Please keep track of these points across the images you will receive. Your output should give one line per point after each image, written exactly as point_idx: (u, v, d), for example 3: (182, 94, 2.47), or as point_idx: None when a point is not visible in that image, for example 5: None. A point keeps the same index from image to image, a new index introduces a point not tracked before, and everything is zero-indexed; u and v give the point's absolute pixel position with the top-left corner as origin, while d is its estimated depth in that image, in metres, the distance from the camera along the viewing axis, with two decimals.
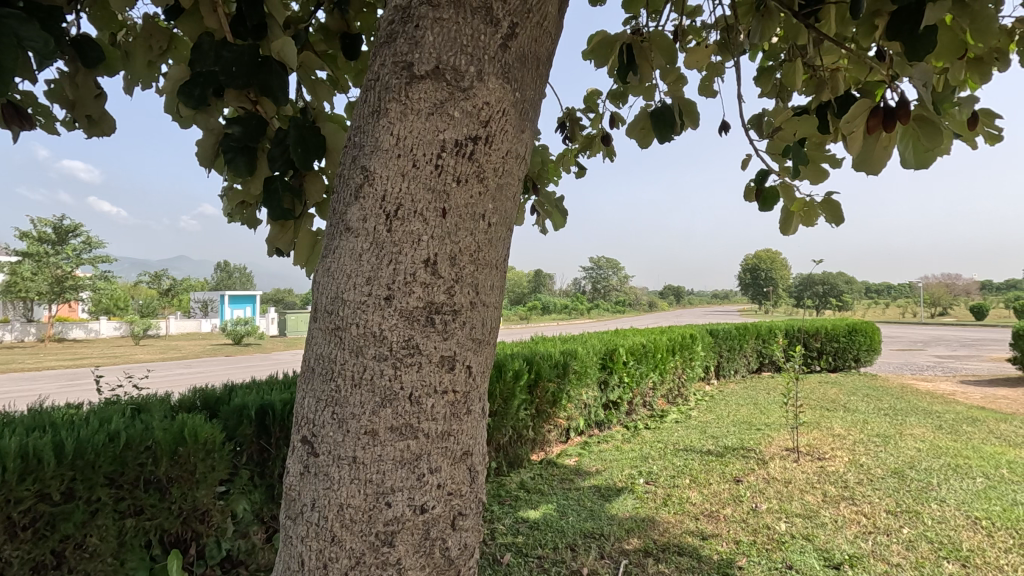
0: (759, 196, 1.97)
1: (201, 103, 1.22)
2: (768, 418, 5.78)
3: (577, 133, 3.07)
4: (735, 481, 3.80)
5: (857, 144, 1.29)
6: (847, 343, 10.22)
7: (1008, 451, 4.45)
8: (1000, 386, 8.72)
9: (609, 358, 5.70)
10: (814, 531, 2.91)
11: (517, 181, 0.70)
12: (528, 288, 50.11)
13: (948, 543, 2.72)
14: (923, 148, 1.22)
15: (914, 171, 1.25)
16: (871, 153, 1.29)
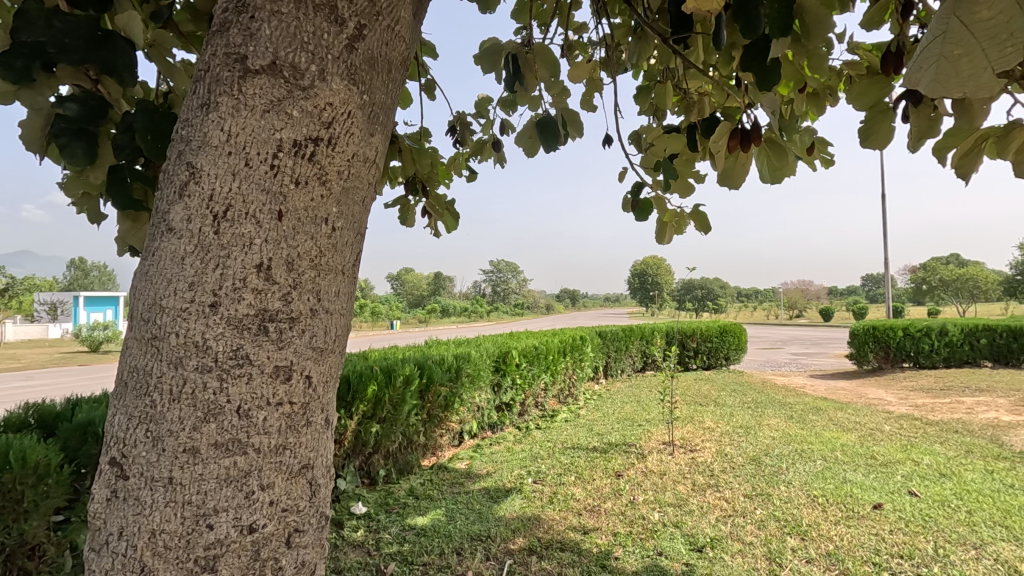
0: (636, 207, 2.10)
1: (24, 78, 1.06)
2: (648, 414, 6.18)
3: (467, 138, 3.09)
4: (616, 475, 4.02)
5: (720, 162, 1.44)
6: (717, 343, 11.24)
7: (842, 436, 5.11)
8: (840, 379, 10.02)
9: (502, 361, 5.79)
10: (683, 518, 3.14)
11: (365, 185, 0.69)
12: (427, 292, 49.56)
13: (791, 520, 3.07)
14: (775, 166, 1.42)
15: (768, 184, 1.46)
16: (734, 170, 1.43)
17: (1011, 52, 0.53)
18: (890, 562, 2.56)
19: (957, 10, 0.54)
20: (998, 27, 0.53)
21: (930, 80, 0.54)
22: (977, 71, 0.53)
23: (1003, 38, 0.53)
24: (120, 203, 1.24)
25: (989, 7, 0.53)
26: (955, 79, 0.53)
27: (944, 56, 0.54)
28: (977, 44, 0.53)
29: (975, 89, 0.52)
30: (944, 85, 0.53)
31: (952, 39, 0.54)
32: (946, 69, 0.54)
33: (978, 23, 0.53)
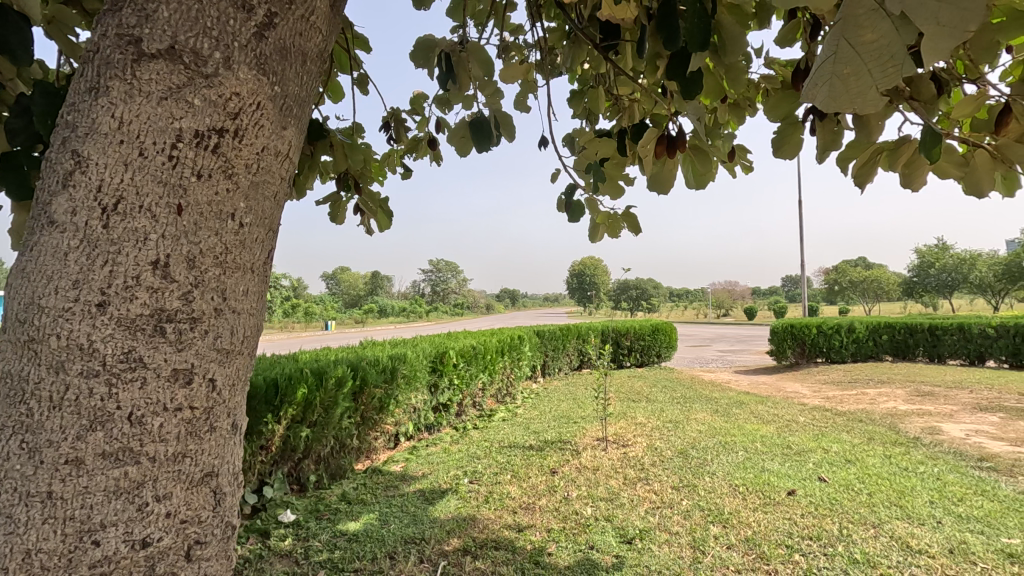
0: (568, 208, 2.13)
1: None
2: (583, 412, 6.32)
3: (401, 135, 3.04)
4: (551, 472, 4.08)
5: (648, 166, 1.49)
6: (650, 341, 11.65)
7: (762, 427, 5.44)
8: (761, 375, 10.64)
9: (439, 361, 5.74)
10: (614, 512, 3.24)
11: (276, 178, 0.71)
12: (364, 291, 48.35)
13: (715, 509, 3.23)
14: (699, 171, 1.49)
15: (693, 189, 1.54)
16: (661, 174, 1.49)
17: (890, 72, 0.53)
18: (801, 544, 2.74)
19: (845, 31, 0.54)
20: (881, 48, 0.53)
21: (824, 98, 0.56)
22: (864, 89, 0.54)
23: (886, 58, 0.53)
24: (14, 192, 1.15)
25: (872, 30, 0.53)
26: (844, 99, 0.54)
27: (836, 75, 0.55)
28: (864, 64, 0.54)
29: (856, 110, 0.54)
30: (836, 103, 0.55)
31: (841, 60, 0.55)
32: (838, 87, 0.55)
33: (864, 44, 0.54)
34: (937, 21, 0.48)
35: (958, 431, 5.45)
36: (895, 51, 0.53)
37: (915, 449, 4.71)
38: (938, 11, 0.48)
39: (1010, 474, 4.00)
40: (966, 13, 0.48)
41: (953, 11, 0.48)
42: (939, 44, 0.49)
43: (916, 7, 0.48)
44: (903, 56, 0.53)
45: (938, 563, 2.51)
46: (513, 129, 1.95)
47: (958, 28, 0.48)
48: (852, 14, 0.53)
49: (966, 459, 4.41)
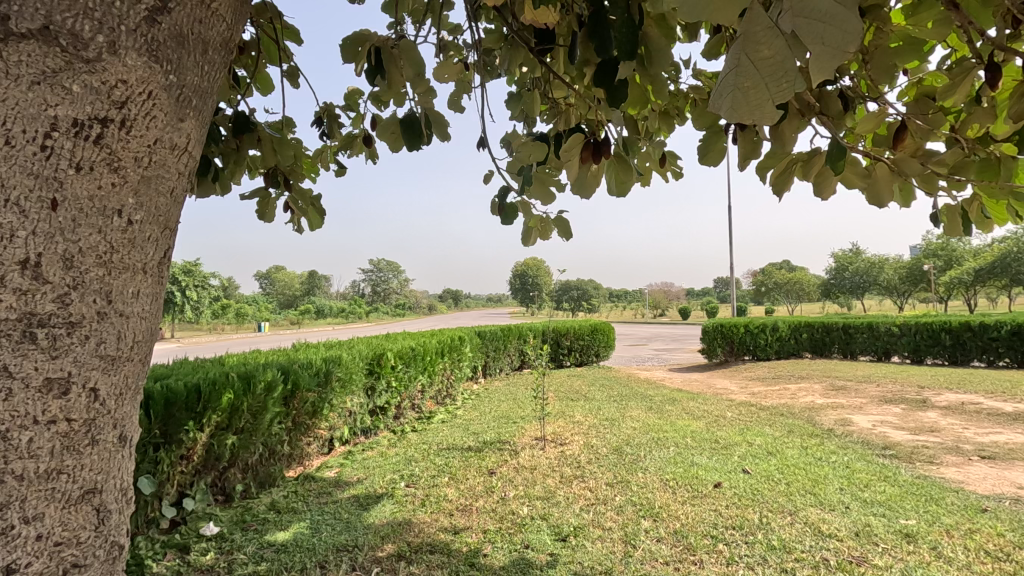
0: (501, 210, 2.14)
1: None
2: (523, 412, 6.37)
3: (335, 131, 2.95)
4: (489, 473, 4.08)
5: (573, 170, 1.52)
6: (589, 341, 11.91)
7: (692, 423, 5.67)
8: (694, 372, 11.10)
9: (377, 363, 5.62)
10: (550, 510, 3.28)
11: (169, 172, 0.79)
12: (301, 291, 46.70)
13: (646, 503, 3.33)
14: (621, 180, 1.51)
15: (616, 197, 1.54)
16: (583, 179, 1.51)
17: (786, 88, 0.53)
18: (725, 533, 2.88)
19: (746, 47, 0.55)
20: (778, 64, 0.53)
21: (726, 108, 0.56)
22: (763, 103, 0.55)
23: (781, 75, 0.53)
24: None
25: (766, 47, 0.53)
26: (743, 110, 0.55)
27: (737, 87, 0.56)
28: (761, 79, 0.54)
29: (756, 122, 0.55)
30: (736, 113, 0.56)
31: (742, 73, 0.55)
32: (740, 99, 0.56)
33: (761, 60, 0.54)
34: (823, 40, 0.49)
35: (866, 422, 5.90)
36: (790, 67, 0.53)
37: (828, 440, 5.06)
38: (822, 31, 0.49)
39: (909, 460, 4.37)
40: (848, 34, 0.48)
41: (836, 32, 0.49)
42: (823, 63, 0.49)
43: (803, 25, 0.49)
44: (797, 74, 0.53)
45: (845, 546, 2.70)
46: (445, 129, 1.94)
47: (841, 47, 0.48)
48: (749, 30, 0.53)
49: (872, 448, 4.78)
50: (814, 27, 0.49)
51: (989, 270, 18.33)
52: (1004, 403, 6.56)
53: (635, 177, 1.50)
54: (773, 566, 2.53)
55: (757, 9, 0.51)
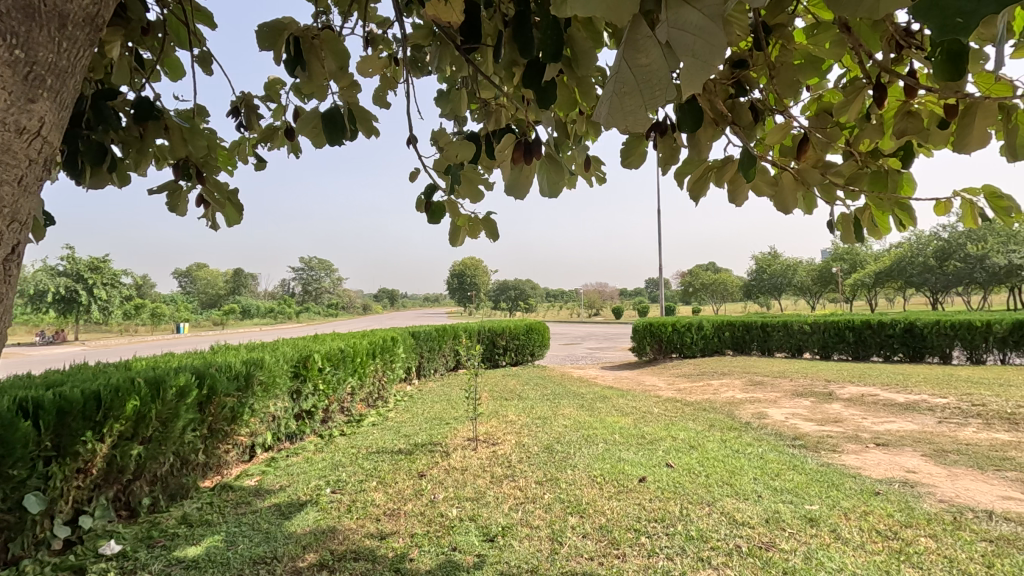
0: (429, 209, 2.10)
1: None
2: (456, 412, 6.34)
3: (253, 122, 2.80)
4: (418, 476, 4.02)
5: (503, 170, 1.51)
6: (524, 340, 12.03)
7: (621, 420, 5.84)
8: (624, 370, 11.45)
9: (303, 365, 5.40)
10: (478, 511, 3.27)
11: (15, 153, 0.77)
12: (225, 291, 44.21)
13: (573, 500, 3.39)
14: (553, 180, 1.53)
15: (549, 198, 1.56)
16: (516, 179, 1.52)
17: (657, 95, 0.60)
18: (647, 526, 2.97)
19: (626, 52, 0.60)
20: (652, 72, 0.59)
21: (607, 112, 0.64)
22: (637, 108, 0.63)
23: (656, 81, 0.59)
24: None
25: (645, 57, 0.59)
26: (620, 115, 0.64)
27: (615, 93, 0.63)
28: (637, 86, 0.61)
29: (630, 125, 0.65)
30: (615, 117, 0.64)
31: (621, 79, 0.62)
32: (617, 104, 0.64)
33: (638, 68, 0.60)
34: (693, 54, 0.54)
35: (780, 415, 6.30)
36: (663, 76, 0.59)
37: (745, 432, 5.36)
38: (693, 44, 0.54)
39: (815, 449, 4.70)
40: (714, 47, 0.53)
41: (704, 44, 0.54)
42: (693, 75, 0.55)
43: (678, 40, 0.54)
44: (668, 80, 0.59)
45: (756, 532, 2.86)
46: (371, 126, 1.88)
47: (706, 61, 0.54)
48: (631, 39, 0.58)
49: (783, 438, 5.11)
50: (686, 40, 0.54)
51: (887, 273, 20.09)
52: (898, 394, 7.20)
53: (566, 177, 1.53)
54: (691, 555, 2.63)
55: (637, 21, 0.56)
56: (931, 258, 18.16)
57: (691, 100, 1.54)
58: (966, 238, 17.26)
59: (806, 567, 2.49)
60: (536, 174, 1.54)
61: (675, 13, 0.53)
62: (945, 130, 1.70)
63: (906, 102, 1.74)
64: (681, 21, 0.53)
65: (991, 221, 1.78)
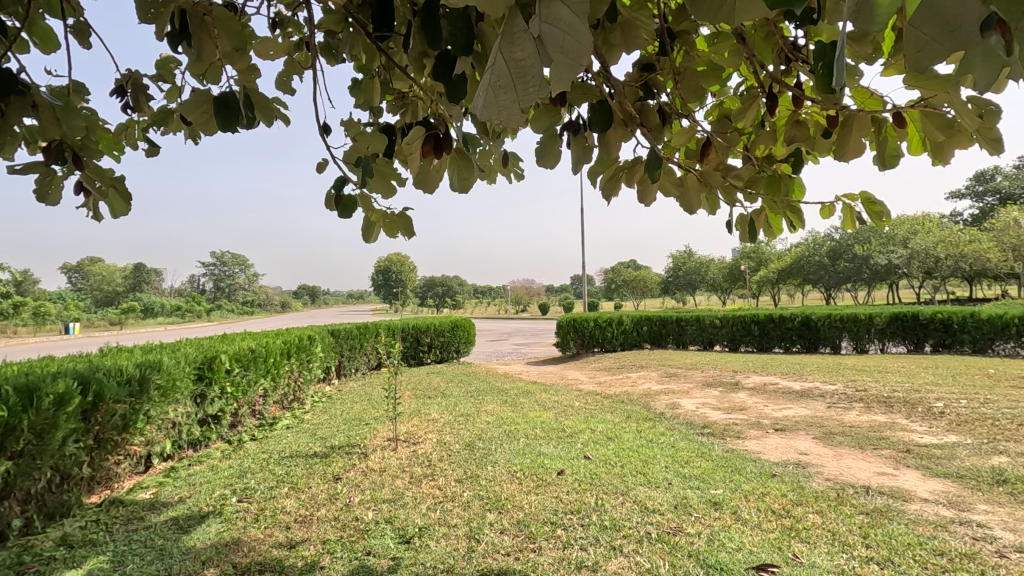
0: (339, 203, 2.00)
1: None
2: (376, 412, 6.18)
3: (143, 104, 2.55)
4: (334, 480, 3.88)
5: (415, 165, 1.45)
6: (450, 337, 11.95)
7: (542, 414, 5.94)
8: (548, 365, 11.66)
9: (208, 367, 5.04)
10: (395, 513, 3.20)
11: None
12: (123, 287, 40.58)
13: (493, 497, 3.40)
14: (463, 176, 1.51)
15: (458, 193, 1.54)
16: (426, 174, 1.49)
17: (530, 90, 0.64)
18: (563, 519, 3.03)
19: (503, 45, 0.61)
20: (526, 67, 0.62)
21: (482, 104, 0.67)
22: (510, 103, 0.66)
23: (528, 77, 0.63)
24: None
25: (519, 50, 0.61)
26: (495, 108, 0.67)
27: (491, 85, 0.65)
28: (510, 80, 0.64)
29: (503, 120, 0.68)
30: (489, 110, 0.67)
31: (497, 73, 0.64)
32: (492, 97, 0.66)
33: (513, 62, 0.62)
34: (562, 51, 0.58)
35: (691, 404, 6.67)
36: (535, 74, 0.62)
37: (659, 422, 5.62)
38: (561, 41, 0.57)
39: (722, 437, 5.00)
40: (581, 45, 0.57)
41: (572, 42, 0.57)
42: (562, 72, 0.59)
43: (550, 32, 0.57)
44: (539, 78, 0.63)
45: (665, 519, 2.99)
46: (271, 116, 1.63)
47: (574, 58, 0.58)
48: (507, 33, 0.60)
49: (693, 427, 5.40)
50: (555, 34, 0.57)
51: (787, 271, 21.79)
52: (795, 383, 7.82)
53: (477, 174, 1.52)
54: (603, 545, 2.71)
55: (513, 13, 0.57)
56: (825, 258, 19.86)
57: (602, 100, 1.57)
58: (854, 239, 19.08)
59: (709, 548, 2.63)
60: (447, 170, 1.52)
61: (548, 9, 0.55)
62: (829, 140, 1.81)
63: (795, 112, 1.86)
64: (552, 16, 0.56)
65: (866, 224, 1.96)
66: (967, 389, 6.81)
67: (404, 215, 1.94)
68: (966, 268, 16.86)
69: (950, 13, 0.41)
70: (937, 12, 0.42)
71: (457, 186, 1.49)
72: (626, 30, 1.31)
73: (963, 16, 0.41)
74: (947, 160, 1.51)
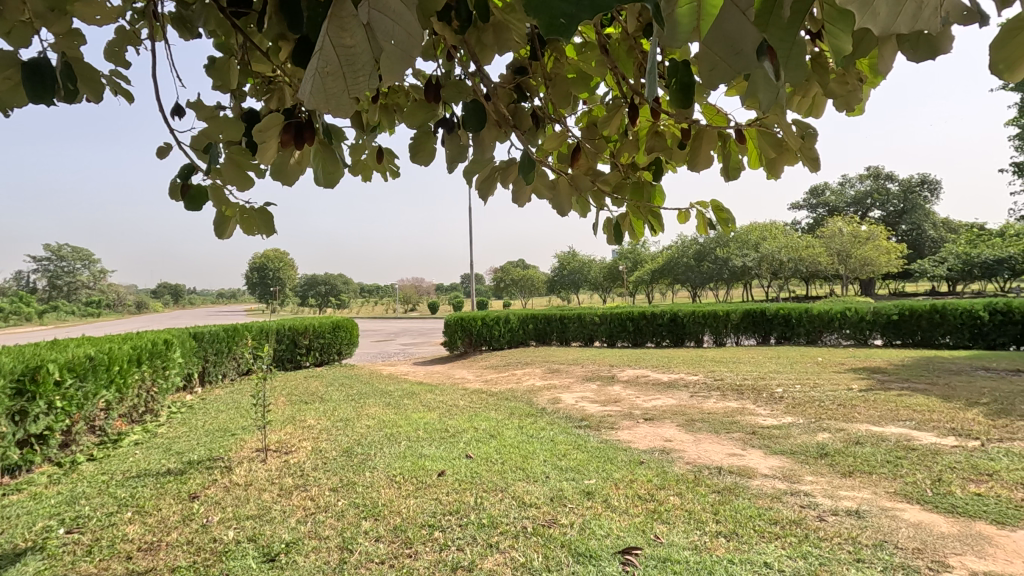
0: (186, 194, 1.70)
1: None
2: (244, 422, 5.72)
3: None
4: (190, 499, 3.51)
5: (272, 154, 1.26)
6: (331, 338, 11.39)
7: (426, 415, 5.86)
8: (435, 365, 11.54)
9: (29, 380, 4.32)
10: (260, 529, 2.96)
11: None
12: None
13: (369, 503, 3.28)
14: (329, 171, 1.41)
15: (323, 188, 1.45)
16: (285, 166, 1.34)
17: (361, 81, 0.56)
18: (441, 520, 3.00)
19: (331, 29, 0.54)
20: (355, 55, 0.55)
21: (306, 92, 0.58)
22: (340, 92, 0.58)
23: (359, 65, 0.56)
24: None
25: (348, 37, 0.54)
26: (321, 98, 0.58)
27: (318, 73, 0.57)
28: (339, 68, 0.56)
29: (332, 111, 0.59)
30: (317, 99, 0.58)
31: (324, 58, 0.56)
32: (320, 85, 0.58)
33: (341, 48, 0.55)
34: (392, 41, 0.55)
35: (571, 399, 6.95)
36: (365, 63, 0.56)
37: (540, 417, 5.79)
38: (390, 32, 0.55)
39: (597, 428, 5.26)
40: (410, 38, 0.55)
41: (403, 33, 0.55)
42: (394, 63, 0.56)
43: (378, 21, 0.53)
44: (373, 68, 0.57)
45: (541, 512, 3.07)
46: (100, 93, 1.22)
47: (406, 52, 0.56)
48: (334, 15, 0.53)
49: (572, 421, 5.63)
50: (386, 24, 0.54)
51: (659, 272, 23.57)
52: (663, 375, 8.48)
53: (343, 168, 1.44)
54: (480, 543, 2.72)
55: None
56: (691, 259, 21.78)
57: (475, 100, 1.53)
58: (715, 242, 21.14)
59: (580, 537, 2.74)
60: (308, 163, 1.41)
61: None
62: (684, 150, 1.98)
63: (654, 124, 1.98)
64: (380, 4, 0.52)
65: (716, 231, 2.14)
66: (801, 375, 7.82)
67: (266, 211, 1.74)
68: (803, 270, 19.39)
69: (733, 33, 0.46)
70: (723, 32, 0.46)
71: (323, 178, 1.40)
72: (499, 32, 1.31)
73: (743, 38, 0.46)
74: (778, 175, 1.68)
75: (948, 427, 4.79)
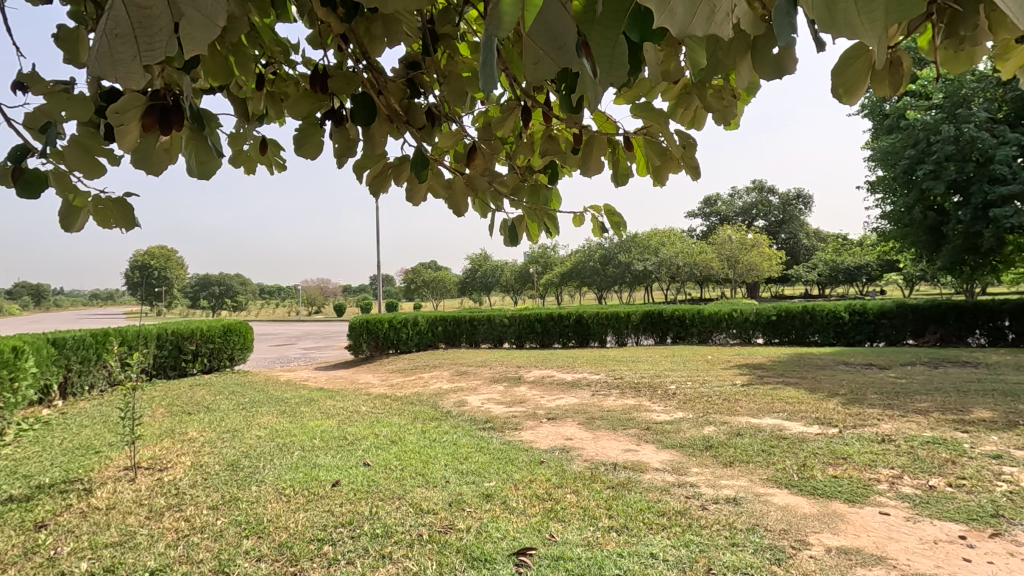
0: (18, 179, 1.40)
1: None
2: (111, 438, 5.12)
3: None
4: (35, 529, 3.07)
5: (131, 140, 1.07)
6: (222, 342, 10.56)
7: (323, 422, 5.57)
8: (337, 369, 11.06)
9: None
10: (120, 558, 2.65)
11: None
12: None
13: (253, 520, 3.04)
14: (201, 159, 1.22)
15: (196, 179, 1.25)
16: (151, 153, 1.12)
17: (156, 47, 0.50)
18: (332, 533, 2.85)
19: None
20: (149, 17, 0.49)
21: (93, 56, 0.51)
22: (130, 59, 0.51)
23: (152, 31, 0.49)
24: None
25: None
26: (106, 64, 0.51)
27: (107, 35, 0.51)
28: (131, 31, 0.50)
29: (120, 79, 0.52)
30: (102, 64, 0.51)
31: (113, 19, 0.50)
32: (107, 48, 0.51)
33: (133, 9, 0.49)
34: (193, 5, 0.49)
35: (477, 400, 6.94)
36: (163, 28, 0.49)
37: (444, 421, 5.71)
38: None
39: (501, 430, 5.28)
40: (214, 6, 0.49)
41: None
42: (195, 32, 0.50)
43: None
44: (173, 33, 0.50)
45: (438, 518, 3.01)
46: None
47: (209, 19, 0.50)
48: None
49: (476, 423, 5.61)
50: None
51: (567, 275, 24.27)
52: (567, 374, 8.69)
53: (220, 157, 1.25)
54: (373, 554, 2.61)
55: None
56: (597, 263, 22.60)
57: (365, 94, 1.43)
58: (619, 248, 22.13)
59: (476, 541, 2.72)
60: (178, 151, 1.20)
61: None
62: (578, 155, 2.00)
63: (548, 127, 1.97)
64: None
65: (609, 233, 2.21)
66: (692, 372, 8.35)
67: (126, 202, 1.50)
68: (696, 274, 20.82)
69: (554, 26, 0.44)
70: (545, 25, 0.44)
71: (197, 168, 1.21)
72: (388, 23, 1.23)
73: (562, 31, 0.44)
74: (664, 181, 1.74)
75: (813, 416, 5.32)
